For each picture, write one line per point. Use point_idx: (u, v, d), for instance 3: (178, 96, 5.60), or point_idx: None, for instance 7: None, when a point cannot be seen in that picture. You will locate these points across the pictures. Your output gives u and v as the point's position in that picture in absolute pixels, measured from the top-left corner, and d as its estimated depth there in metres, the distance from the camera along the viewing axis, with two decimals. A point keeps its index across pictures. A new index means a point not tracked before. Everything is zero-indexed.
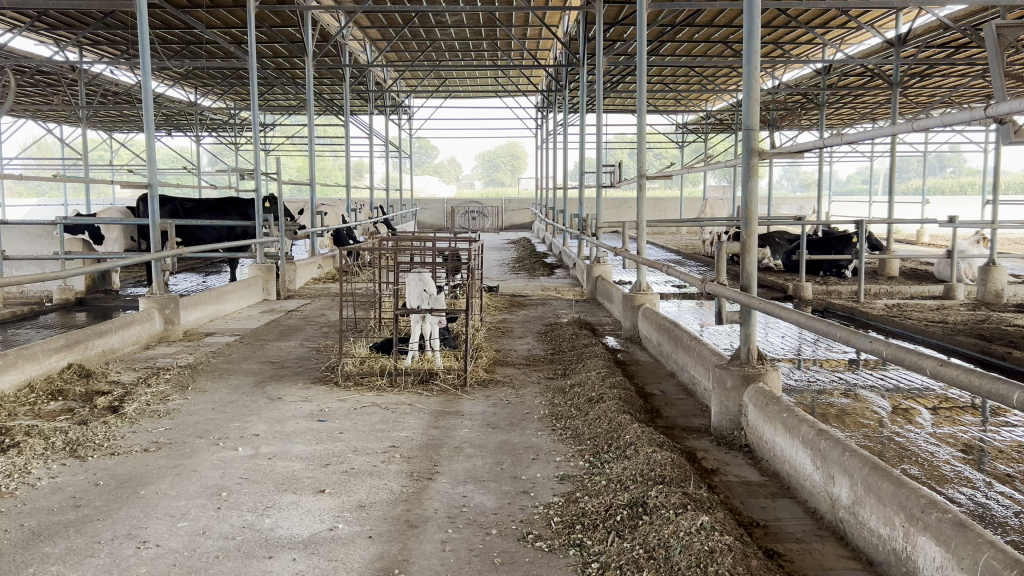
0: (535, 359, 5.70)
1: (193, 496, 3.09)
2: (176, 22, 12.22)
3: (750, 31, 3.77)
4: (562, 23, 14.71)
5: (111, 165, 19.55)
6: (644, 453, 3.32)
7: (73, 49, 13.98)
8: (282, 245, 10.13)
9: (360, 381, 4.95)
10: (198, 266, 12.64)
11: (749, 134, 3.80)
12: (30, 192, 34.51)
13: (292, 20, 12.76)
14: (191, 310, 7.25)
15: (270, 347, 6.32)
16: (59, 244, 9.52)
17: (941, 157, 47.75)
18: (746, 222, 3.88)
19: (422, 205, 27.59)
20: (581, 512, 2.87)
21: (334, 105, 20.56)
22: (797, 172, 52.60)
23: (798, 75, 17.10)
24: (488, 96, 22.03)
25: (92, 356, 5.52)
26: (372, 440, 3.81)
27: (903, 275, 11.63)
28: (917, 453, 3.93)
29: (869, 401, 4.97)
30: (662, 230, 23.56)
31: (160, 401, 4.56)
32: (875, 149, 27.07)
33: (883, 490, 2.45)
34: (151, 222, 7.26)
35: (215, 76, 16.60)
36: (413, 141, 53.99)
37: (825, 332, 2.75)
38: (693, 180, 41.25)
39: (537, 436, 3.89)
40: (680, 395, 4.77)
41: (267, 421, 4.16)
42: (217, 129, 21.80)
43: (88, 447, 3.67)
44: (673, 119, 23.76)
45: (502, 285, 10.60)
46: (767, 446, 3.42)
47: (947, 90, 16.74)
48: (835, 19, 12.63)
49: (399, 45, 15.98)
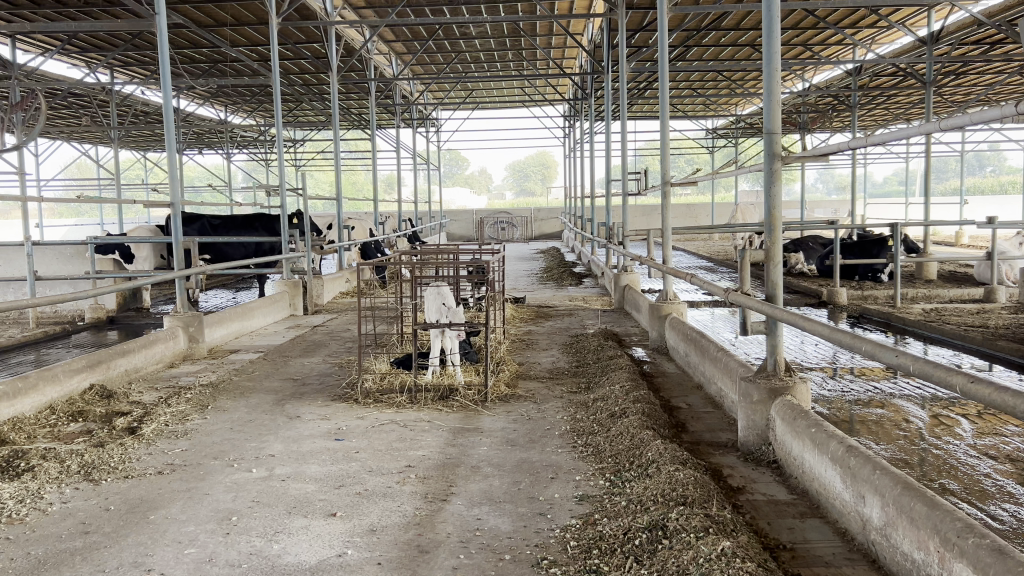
0: (559, 372, 5.59)
1: (202, 521, 3.03)
2: (203, 42, 12.35)
3: (770, 31, 3.65)
4: (587, 31, 14.67)
5: (145, 185, 19.83)
6: (666, 472, 3.19)
7: (104, 71, 14.19)
8: (309, 260, 10.14)
9: (380, 398, 4.88)
10: (228, 282, 12.71)
11: (772, 138, 3.67)
12: (70, 213, 35.24)
13: (317, 36, 12.83)
14: (217, 327, 7.24)
15: (293, 364, 6.28)
16: (89, 264, 9.59)
17: (979, 156, 46.87)
18: (771, 229, 3.75)
19: (452, 216, 27.61)
20: (599, 536, 2.76)
21: (362, 119, 20.68)
22: (831, 175, 52.02)
23: (829, 76, 16.84)
24: (515, 106, 22.00)
25: (115, 376, 5.51)
26: (388, 460, 3.73)
27: (942, 278, 11.33)
28: (956, 466, 3.75)
29: (906, 411, 4.78)
30: (694, 237, 23.30)
31: (179, 421, 4.52)
32: (910, 150, 26.64)
33: (916, 511, 2.30)
34: (175, 240, 7.25)
35: (243, 93, 16.77)
36: (444, 153, 54.24)
37: (850, 345, 2.62)
38: (726, 185, 40.87)
39: (557, 454, 3.78)
40: (707, 408, 4.63)
41: (283, 441, 4.10)
42: (248, 146, 22.01)
43: (102, 470, 3.63)
44: (702, 125, 23.56)
45: (529, 295, 10.51)
46: (795, 462, 3.28)
47: (984, 87, 16.36)
48: (865, 19, 12.42)
49: (425, 58, 16.02)
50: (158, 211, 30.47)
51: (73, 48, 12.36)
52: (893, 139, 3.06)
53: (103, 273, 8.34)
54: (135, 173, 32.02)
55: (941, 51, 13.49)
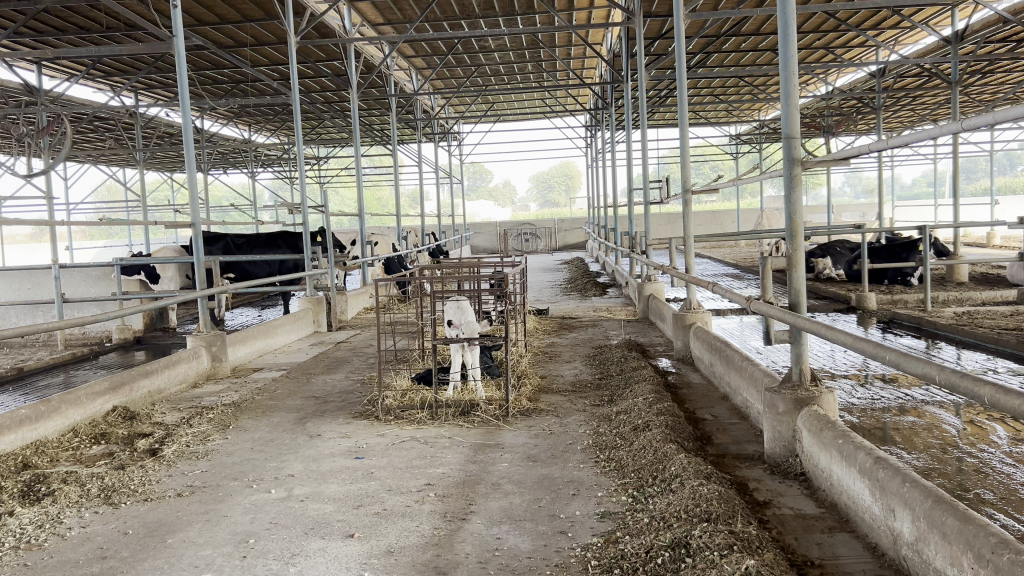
0: (582, 385, 5.52)
1: (219, 544, 3.00)
2: (224, 62, 12.47)
3: (787, 34, 3.57)
4: (606, 41, 14.66)
5: (170, 206, 20.07)
6: (690, 486, 3.12)
7: (128, 94, 14.37)
8: (333, 276, 10.13)
9: (401, 415, 4.85)
10: (254, 300, 12.79)
11: (791, 142, 3.59)
12: (101, 235, 35.80)
13: (336, 53, 12.92)
14: (240, 346, 7.25)
15: (315, 381, 6.27)
16: (116, 286, 9.67)
17: (1009, 155, 46.24)
18: (793, 236, 3.66)
19: (475, 229, 27.64)
20: (620, 555, 2.69)
21: (384, 136, 20.80)
22: (857, 178, 51.78)
23: (852, 78, 16.68)
24: (537, 119, 21.99)
25: (138, 398, 5.53)
26: (408, 478, 3.69)
27: (974, 281, 11.11)
28: (992, 475, 3.63)
29: (939, 418, 4.65)
30: (720, 244, 23.13)
31: (200, 442, 4.52)
32: (938, 150, 26.27)
33: (949, 526, 2.21)
34: (197, 260, 7.27)
35: (266, 112, 16.93)
36: (467, 166, 54.46)
37: (874, 353, 2.53)
38: (751, 190, 40.53)
39: (579, 469, 3.72)
40: (733, 419, 4.55)
41: (304, 460, 4.08)
42: (272, 164, 22.20)
43: (122, 494, 3.63)
44: (725, 131, 23.42)
45: (553, 307, 10.44)
46: (823, 475, 3.19)
47: (1012, 86, 16.09)
48: (888, 20, 12.29)
49: (445, 73, 16.07)
50: (186, 231, 30.88)
51: (98, 73, 12.58)
52: (910, 142, 2.98)
53: (129, 295, 8.37)
54: (163, 195, 32.58)
55: (966, 50, 13.30)
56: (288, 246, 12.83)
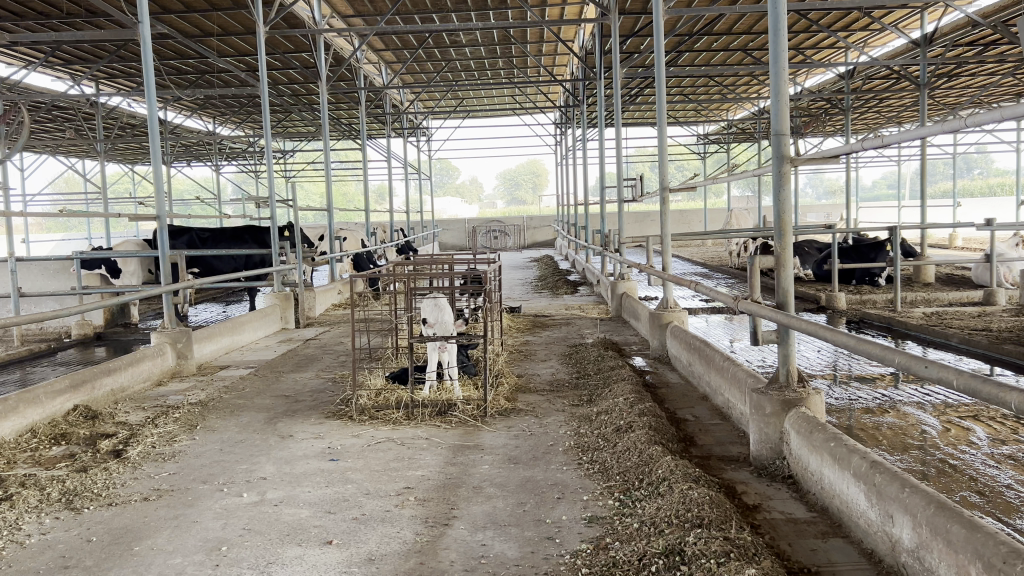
0: (559, 384, 5.44)
1: (190, 552, 2.86)
2: (189, 52, 12.20)
3: (777, 27, 3.50)
4: (578, 37, 14.61)
5: (132, 199, 19.65)
6: (679, 490, 3.04)
7: (89, 83, 14.03)
8: (300, 272, 9.94)
9: (376, 415, 4.72)
10: (219, 296, 12.54)
11: (780, 139, 3.53)
12: (58, 228, 35.05)
13: (305, 45, 12.70)
14: (206, 343, 7.06)
15: (285, 380, 6.10)
16: (75, 280, 9.38)
17: (967, 159, 47.36)
18: (781, 234, 3.60)
19: (443, 225, 27.52)
20: (613, 563, 2.60)
21: (352, 130, 20.55)
22: (821, 179, 52.57)
23: (821, 80, 16.82)
24: (507, 115, 21.89)
25: (101, 396, 5.33)
26: (385, 481, 3.57)
27: (940, 281, 11.24)
28: (976, 477, 3.59)
29: (918, 419, 4.62)
30: (687, 243, 23.28)
31: (167, 443, 4.35)
32: (903, 153, 26.69)
33: (954, 534, 2.15)
34: (162, 254, 7.05)
35: (232, 104, 16.63)
36: (434, 162, 54.33)
37: (879, 356, 2.46)
38: (717, 190, 40.87)
39: (562, 472, 3.62)
40: (714, 420, 4.49)
41: (276, 462, 3.93)
42: (237, 158, 21.83)
43: (85, 498, 3.46)
44: (693, 131, 23.56)
45: (525, 304, 10.36)
46: (814, 477, 3.12)
47: (976, 89, 16.35)
48: (858, 22, 12.39)
49: (415, 67, 15.91)
50: (147, 225, 30.32)
51: (57, 61, 12.23)
52: (897, 139, 2.93)
53: (89, 289, 8.09)
54: (123, 188, 32.01)
55: (934, 54, 13.45)
56: (254, 241, 12.60)
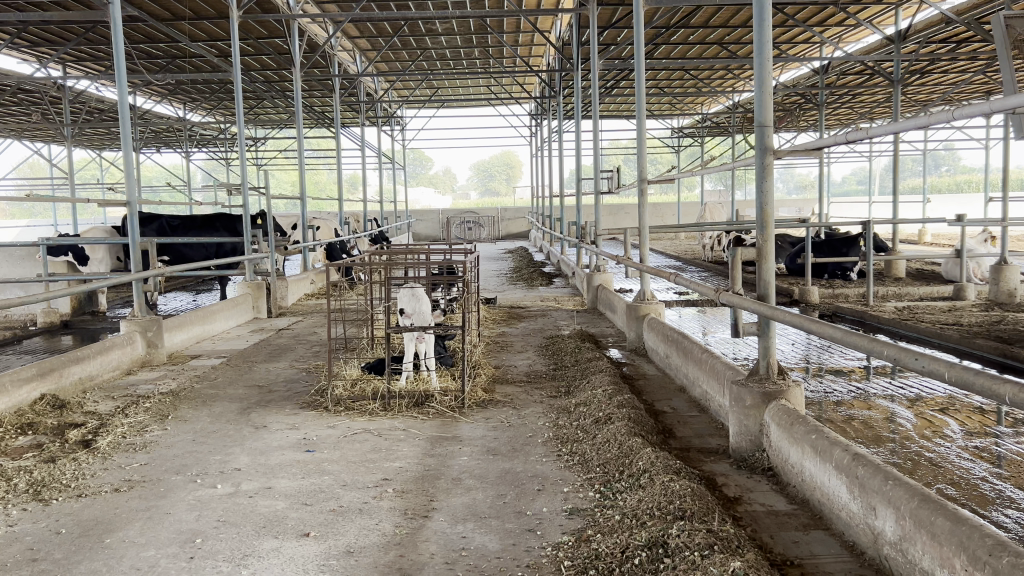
0: (537, 376, 5.41)
1: (163, 545, 2.79)
2: (160, 36, 11.99)
3: (761, 20, 3.49)
4: (555, 28, 14.54)
5: (100, 185, 19.30)
6: (660, 482, 3.02)
7: (56, 66, 13.74)
8: (273, 260, 9.81)
9: (352, 405, 4.66)
10: (189, 285, 12.36)
11: (763, 130, 3.53)
12: (22, 214, 34.38)
13: (279, 31, 12.52)
14: (176, 332, 6.95)
15: (258, 369, 6.01)
16: (41, 267, 9.19)
17: (935, 156, 48.01)
18: (762, 227, 3.60)
19: (417, 216, 27.37)
20: (595, 555, 2.57)
21: (326, 118, 20.34)
22: (792, 174, 53.00)
23: (796, 75, 16.95)
24: (482, 105, 21.76)
25: (68, 385, 5.21)
26: (363, 472, 3.52)
27: (911, 276, 11.38)
28: (951, 470, 3.62)
29: (892, 412, 4.66)
30: (660, 236, 23.35)
31: (137, 433, 4.26)
32: (874, 149, 26.96)
33: (938, 526, 2.15)
34: (131, 241, 6.90)
35: (203, 90, 16.39)
36: (407, 153, 54.05)
37: (867, 348, 2.46)
38: (690, 184, 41.07)
39: (542, 463, 3.60)
40: (692, 412, 4.49)
41: (250, 453, 3.87)
42: (207, 144, 21.52)
43: (53, 489, 3.37)
44: (668, 124, 23.62)
45: (500, 296, 10.32)
46: (793, 470, 3.13)
47: (949, 86, 16.51)
48: (833, 17, 12.46)
49: (390, 55, 15.77)
50: (114, 212, 29.81)
51: (23, 42, 11.97)
52: (874, 135, 2.94)
53: (56, 277, 7.89)
54: (91, 174, 31.51)
55: (907, 50, 13.56)
56: (225, 229, 12.43)
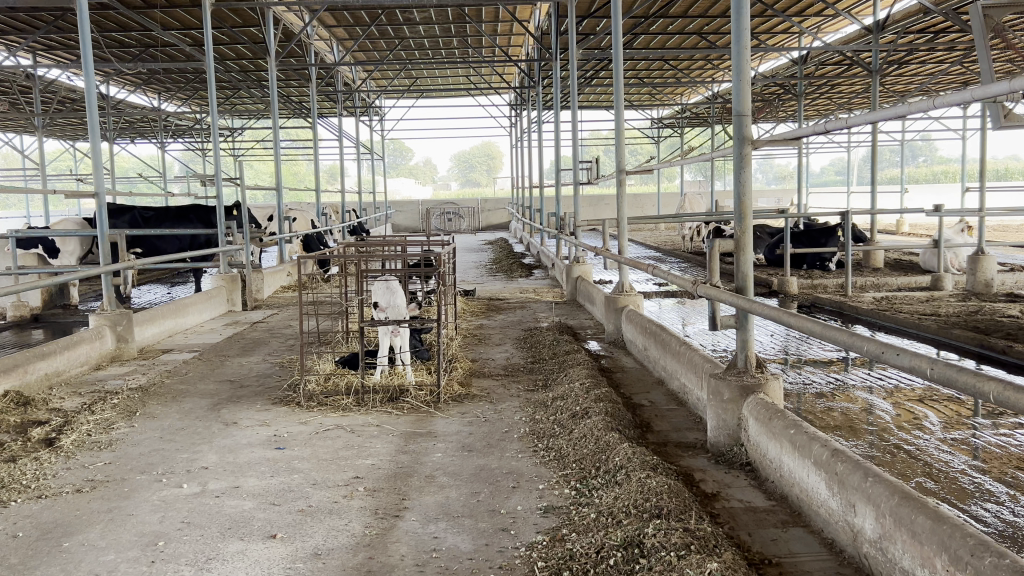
0: (514, 369, 5.34)
1: (123, 549, 2.69)
2: (132, 25, 11.79)
3: (739, 9, 3.42)
4: (534, 17, 14.47)
5: (72, 176, 18.99)
6: (636, 479, 2.96)
7: (26, 55, 13.50)
8: (248, 253, 9.65)
9: (325, 401, 4.57)
10: (163, 277, 12.17)
11: (741, 121, 3.46)
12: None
13: (253, 20, 12.34)
14: (147, 325, 6.80)
15: (230, 364, 5.90)
16: (11, 260, 9.00)
17: (912, 147, 48.48)
18: (740, 218, 3.53)
19: (397, 207, 27.21)
20: (569, 556, 2.51)
21: (303, 108, 20.14)
22: (771, 165, 53.41)
23: (774, 65, 16.96)
24: (461, 95, 21.64)
25: (33, 381, 5.08)
26: (333, 471, 3.43)
27: (890, 267, 11.40)
28: (930, 462, 3.58)
29: (871, 404, 4.62)
30: (640, 227, 23.35)
31: (103, 431, 4.14)
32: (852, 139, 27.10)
33: (919, 525, 2.10)
34: (100, 233, 6.73)
35: (177, 79, 16.15)
36: (388, 143, 53.89)
37: (847, 343, 2.40)
38: (671, 175, 41.15)
39: (517, 459, 3.53)
40: (671, 405, 4.43)
41: (219, 451, 3.77)
42: (182, 135, 21.25)
43: (13, 490, 3.26)
44: (648, 115, 23.63)
45: (479, 288, 10.24)
46: (772, 465, 3.07)
47: (926, 77, 16.58)
48: (812, 7, 12.45)
49: (368, 45, 15.63)
50: (89, 203, 29.43)
51: None
52: (853, 124, 2.88)
53: (24, 270, 7.70)
54: (65, 165, 31.09)
55: (886, 40, 13.57)
56: (200, 221, 12.25)
